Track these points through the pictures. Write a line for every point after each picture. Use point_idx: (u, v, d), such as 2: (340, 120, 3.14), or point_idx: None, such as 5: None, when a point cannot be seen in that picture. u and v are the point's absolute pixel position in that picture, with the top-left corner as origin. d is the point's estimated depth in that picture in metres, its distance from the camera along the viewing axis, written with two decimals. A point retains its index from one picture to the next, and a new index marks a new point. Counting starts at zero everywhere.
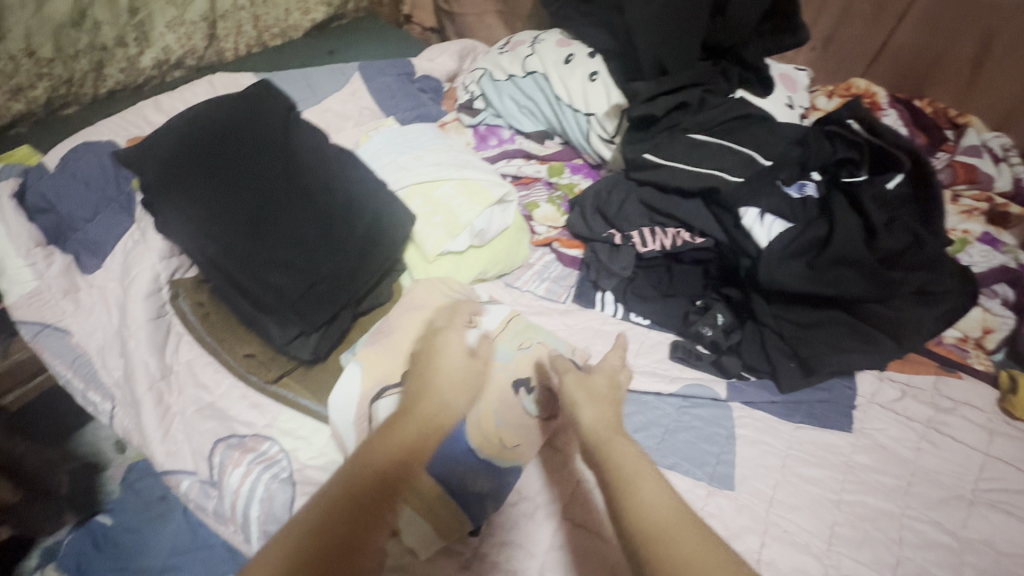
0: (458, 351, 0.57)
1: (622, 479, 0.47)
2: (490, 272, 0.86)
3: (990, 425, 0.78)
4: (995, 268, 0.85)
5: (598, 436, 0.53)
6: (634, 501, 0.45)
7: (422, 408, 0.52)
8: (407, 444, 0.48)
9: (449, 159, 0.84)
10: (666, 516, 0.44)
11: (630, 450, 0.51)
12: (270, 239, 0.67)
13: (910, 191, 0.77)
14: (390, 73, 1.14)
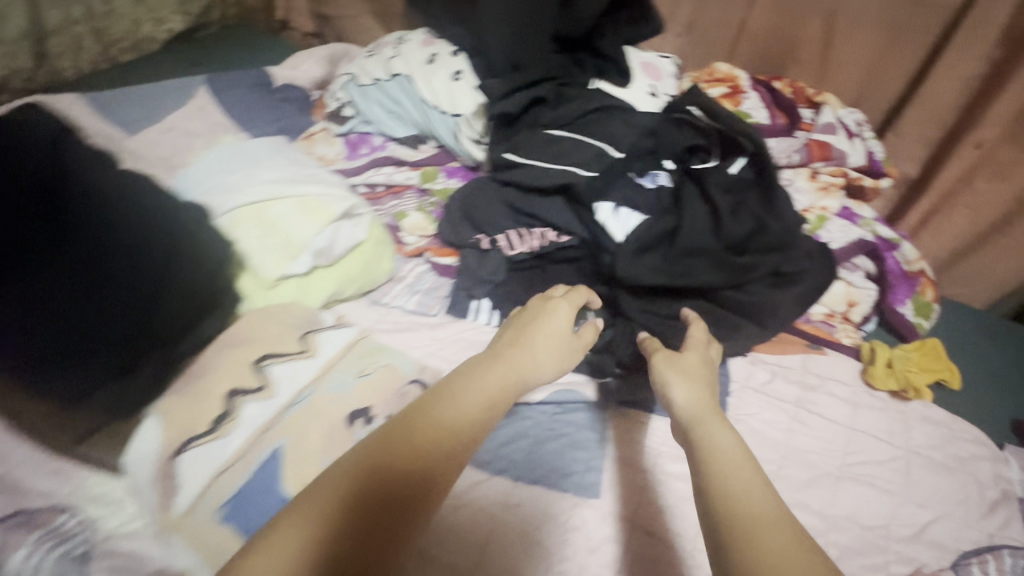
0: (559, 322, 0.64)
1: (714, 462, 0.49)
2: (348, 291, 0.81)
3: (854, 398, 0.79)
4: (851, 243, 0.88)
5: (697, 416, 0.56)
6: (720, 486, 0.47)
7: (503, 367, 0.58)
8: (477, 405, 0.53)
9: (284, 175, 0.77)
10: (750, 502, 0.45)
11: (727, 433, 0.53)
12: (77, 281, 0.60)
13: (754, 175, 0.79)
14: (245, 85, 1.06)
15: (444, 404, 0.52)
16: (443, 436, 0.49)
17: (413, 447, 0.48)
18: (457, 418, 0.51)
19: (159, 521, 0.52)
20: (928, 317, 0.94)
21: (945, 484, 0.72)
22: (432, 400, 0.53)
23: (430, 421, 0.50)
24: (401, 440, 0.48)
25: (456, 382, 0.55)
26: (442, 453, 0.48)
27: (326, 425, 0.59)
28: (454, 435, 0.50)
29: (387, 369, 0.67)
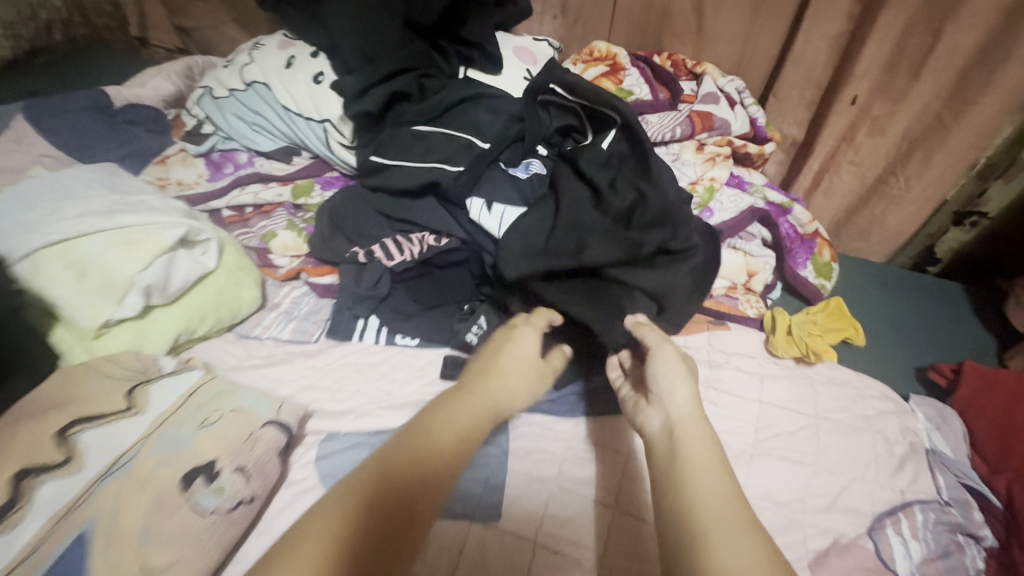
0: (528, 346, 0.63)
1: (687, 462, 0.49)
2: (201, 328, 0.71)
3: (762, 371, 0.77)
4: (742, 213, 0.86)
5: (677, 419, 0.54)
6: (683, 491, 0.47)
7: (477, 398, 0.56)
8: (461, 437, 0.52)
9: (102, 207, 0.67)
10: (714, 503, 0.46)
11: (703, 433, 0.52)
12: None
13: (628, 150, 0.75)
14: (77, 109, 0.93)
15: (428, 436, 0.51)
16: (431, 470, 0.48)
17: (401, 482, 0.47)
18: (444, 452, 0.50)
19: None
20: (830, 278, 0.93)
21: (855, 446, 0.70)
22: (414, 432, 0.51)
23: (417, 452, 0.49)
24: (390, 475, 0.47)
25: (437, 411, 0.54)
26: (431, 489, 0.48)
27: (152, 492, 0.49)
28: (440, 470, 0.49)
29: (237, 414, 0.57)
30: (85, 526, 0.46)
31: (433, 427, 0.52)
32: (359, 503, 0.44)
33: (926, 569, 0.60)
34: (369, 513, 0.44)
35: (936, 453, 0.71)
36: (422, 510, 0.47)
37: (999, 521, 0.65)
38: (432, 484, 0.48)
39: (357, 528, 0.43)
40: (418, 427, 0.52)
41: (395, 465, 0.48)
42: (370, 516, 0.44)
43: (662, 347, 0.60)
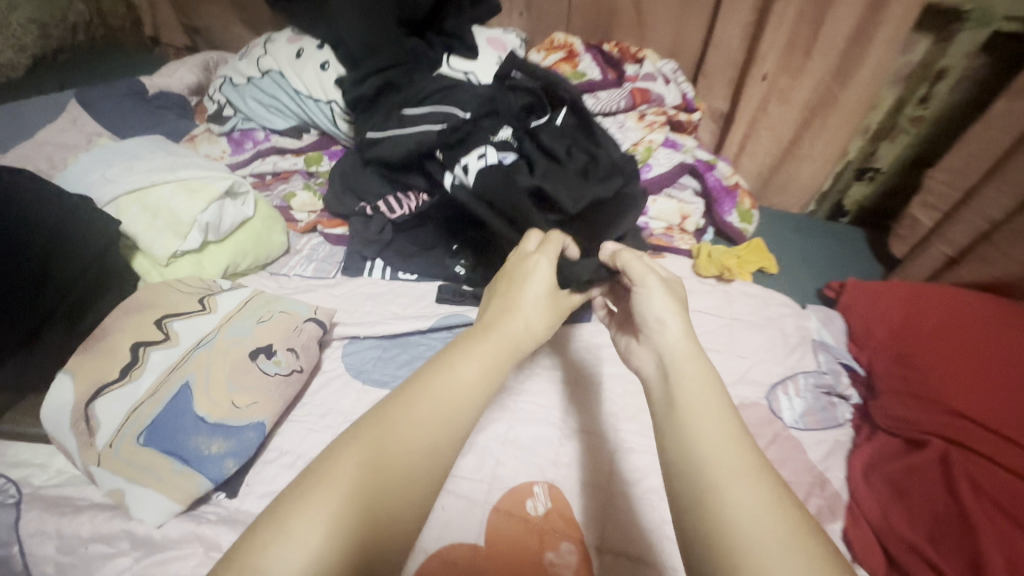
0: (542, 283, 0.64)
1: (691, 403, 0.47)
2: (243, 264, 0.88)
3: (690, 288, 0.97)
4: (674, 166, 1.07)
5: (673, 352, 0.53)
6: (684, 428, 0.46)
7: (499, 335, 0.59)
8: (478, 376, 0.54)
9: (163, 165, 0.84)
10: (722, 449, 0.44)
11: (698, 370, 0.51)
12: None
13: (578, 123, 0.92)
14: (118, 96, 1.10)
15: (446, 379, 0.53)
16: (454, 408, 0.51)
17: (425, 424, 0.49)
18: (460, 392, 0.52)
19: (82, 457, 0.59)
20: (751, 222, 1.12)
21: (759, 337, 0.91)
22: (436, 370, 0.53)
23: (442, 391, 0.52)
24: (416, 420, 0.49)
25: (460, 351, 0.56)
26: (444, 429, 0.50)
27: (230, 360, 0.67)
28: (461, 408, 0.52)
29: (285, 315, 0.75)
30: (186, 379, 0.64)
31: (453, 367, 0.54)
32: (373, 445, 0.46)
33: (806, 418, 0.81)
34: (378, 457, 0.46)
35: (821, 343, 0.91)
36: (436, 449, 0.49)
37: (864, 387, 0.86)
38: (448, 422, 0.50)
39: (366, 469, 0.45)
40: (438, 367, 0.54)
41: (409, 407, 0.49)
42: (379, 458, 0.46)
43: (646, 280, 0.58)
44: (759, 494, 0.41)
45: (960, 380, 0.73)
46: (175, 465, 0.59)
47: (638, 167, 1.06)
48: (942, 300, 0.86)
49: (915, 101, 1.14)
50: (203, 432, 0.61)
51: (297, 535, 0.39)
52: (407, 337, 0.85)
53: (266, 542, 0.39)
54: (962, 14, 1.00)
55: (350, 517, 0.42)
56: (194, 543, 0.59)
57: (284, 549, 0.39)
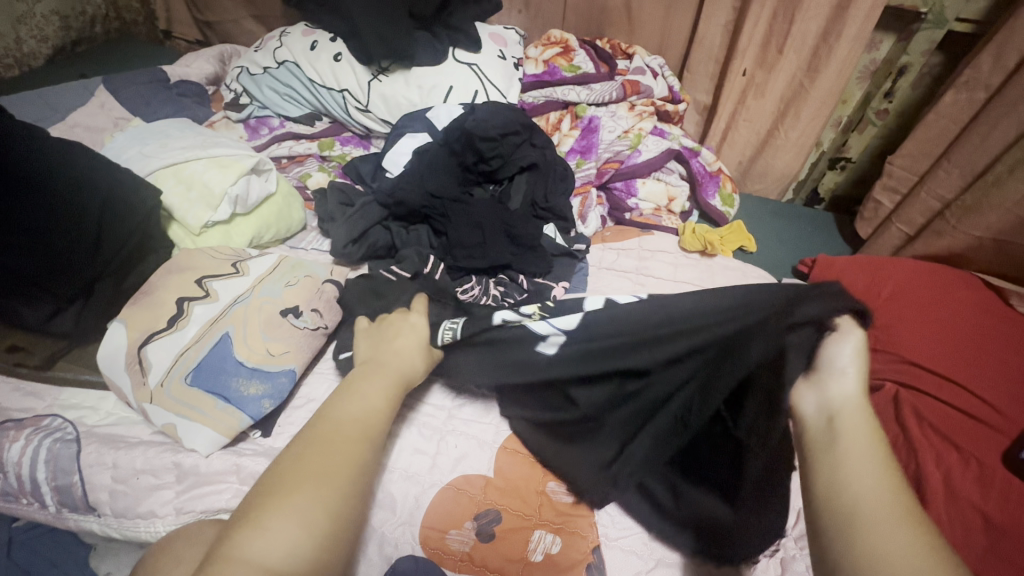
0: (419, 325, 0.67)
1: (852, 454, 0.46)
2: (266, 237, 0.95)
3: (676, 261, 1.06)
4: (661, 152, 1.18)
5: (840, 409, 0.51)
6: (839, 471, 0.46)
7: (386, 369, 0.59)
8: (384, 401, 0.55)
9: (194, 143, 0.92)
10: (874, 496, 0.43)
11: (863, 421, 0.49)
12: (59, 239, 0.70)
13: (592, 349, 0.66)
14: (141, 82, 1.17)
15: (350, 405, 0.52)
16: (363, 431, 0.51)
17: (353, 447, 0.49)
18: (373, 411, 0.53)
19: (136, 395, 0.67)
20: (732, 206, 1.21)
21: None
22: (341, 398, 0.54)
23: (351, 419, 0.51)
24: (334, 439, 0.49)
25: (351, 385, 0.56)
26: (367, 443, 0.50)
27: (261, 315, 0.74)
28: (371, 430, 0.51)
29: (309, 278, 0.80)
30: (225, 330, 0.71)
31: (357, 395, 0.54)
32: (317, 459, 0.47)
33: None
34: (319, 470, 0.46)
35: None
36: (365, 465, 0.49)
37: None
38: (370, 436, 0.51)
39: (317, 480, 0.46)
40: (347, 394, 0.54)
41: (334, 428, 0.50)
42: (324, 470, 0.46)
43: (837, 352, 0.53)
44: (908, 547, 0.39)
45: (911, 335, 0.84)
46: (219, 402, 0.66)
47: (629, 151, 1.16)
48: (898, 267, 0.98)
49: (880, 96, 1.24)
50: (243, 375, 0.69)
51: (268, 532, 0.42)
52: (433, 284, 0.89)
53: (240, 540, 0.42)
54: (920, 15, 1.11)
55: (316, 522, 0.43)
56: (234, 474, 0.64)
57: (258, 547, 0.41)
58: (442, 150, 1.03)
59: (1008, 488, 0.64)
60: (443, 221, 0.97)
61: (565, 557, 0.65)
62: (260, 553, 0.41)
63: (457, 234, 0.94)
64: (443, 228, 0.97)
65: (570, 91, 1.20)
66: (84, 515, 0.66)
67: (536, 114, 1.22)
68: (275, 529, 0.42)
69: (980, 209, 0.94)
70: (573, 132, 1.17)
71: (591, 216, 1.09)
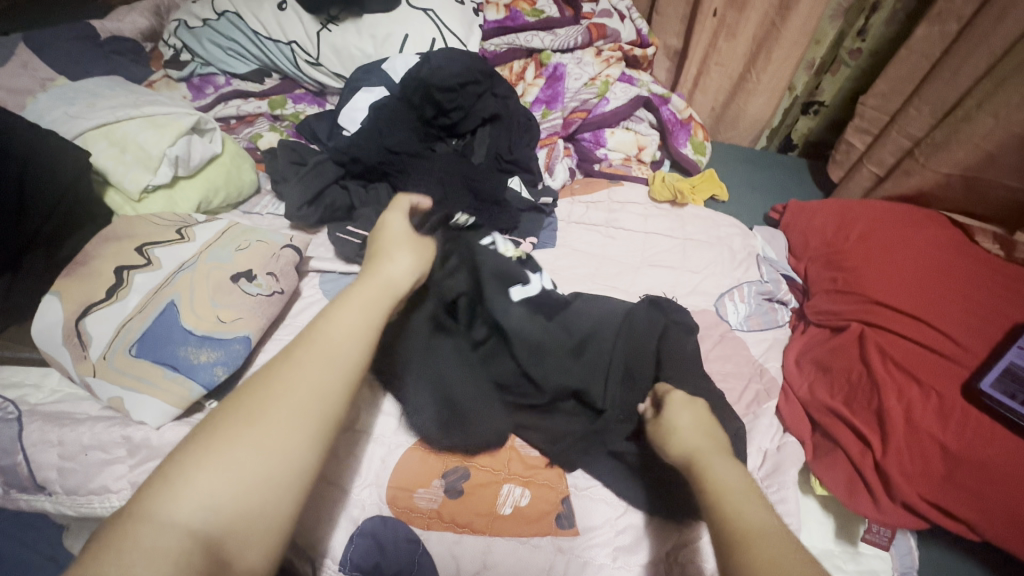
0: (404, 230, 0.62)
1: (725, 489, 0.45)
2: (216, 202, 0.89)
3: (646, 212, 1.04)
4: (630, 100, 1.13)
5: (700, 451, 0.50)
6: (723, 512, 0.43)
7: (372, 283, 0.53)
8: (366, 328, 0.47)
9: (127, 102, 0.85)
10: (755, 522, 0.41)
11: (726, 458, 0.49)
12: None
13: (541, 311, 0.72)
14: (67, 39, 1.07)
15: (320, 330, 0.46)
16: (333, 361, 0.44)
17: (313, 386, 0.42)
18: (343, 342, 0.45)
19: (78, 370, 0.63)
20: (704, 153, 1.18)
21: (711, 254, 0.99)
22: (317, 321, 0.47)
23: (318, 347, 0.44)
24: (290, 375, 0.42)
25: (332, 307, 0.49)
26: (333, 378, 0.43)
27: (209, 281, 0.70)
28: (343, 360, 0.44)
29: (261, 243, 0.77)
30: (171, 299, 0.67)
31: (337, 316, 0.47)
32: (269, 399, 0.40)
33: (750, 321, 0.89)
34: (266, 413, 0.40)
35: (765, 257, 1.00)
36: (332, 401, 0.42)
37: (800, 292, 0.95)
38: (339, 368, 0.44)
39: (260, 423, 0.39)
40: (319, 320, 0.47)
41: (294, 362, 0.43)
42: (271, 414, 0.40)
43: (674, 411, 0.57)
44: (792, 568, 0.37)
45: (878, 274, 0.84)
46: (167, 373, 0.63)
47: (597, 99, 1.11)
48: (868, 209, 0.98)
49: (853, 34, 1.21)
50: (192, 343, 0.65)
51: (193, 487, 0.36)
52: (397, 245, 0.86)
53: (164, 493, 0.36)
54: None
55: (256, 475, 0.37)
56: None
57: (184, 504, 0.35)
58: (400, 103, 0.97)
59: (965, 418, 0.65)
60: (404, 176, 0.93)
61: (534, 508, 0.64)
62: (184, 509, 0.35)
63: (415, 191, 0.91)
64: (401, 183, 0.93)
65: (533, 37, 1.14)
66: (34, 495, 0.63)
67: (499, 64, 1.16)
68: (201, 483, 0.36)
69: (948, 145, 0.92)
70: (538, 81, 1.11)
71: (558, 167, 1.05)
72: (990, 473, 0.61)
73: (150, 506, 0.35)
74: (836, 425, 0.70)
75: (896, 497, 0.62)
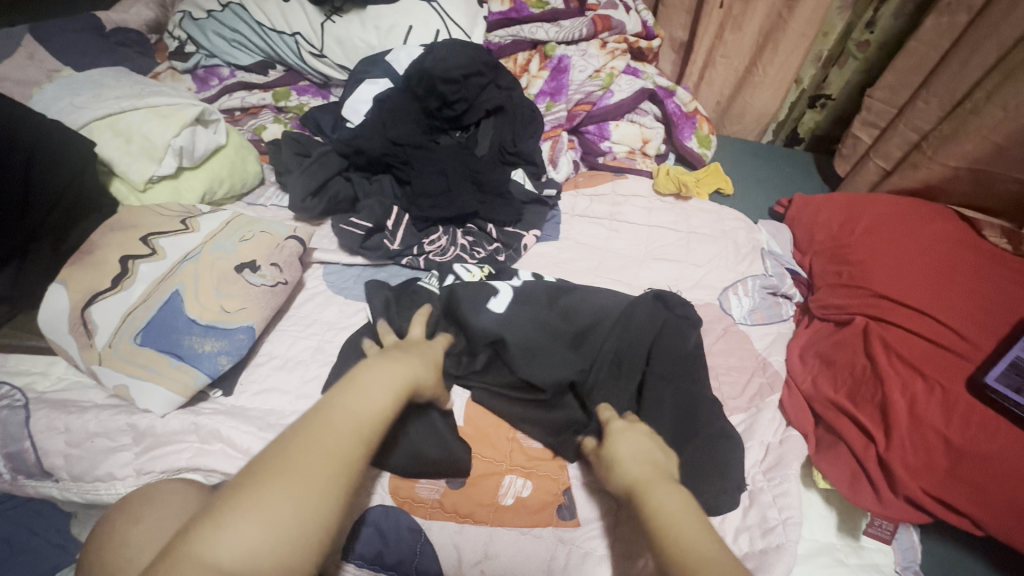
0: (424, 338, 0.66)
1: (668, 520, 0.46)
2: (220, 192, 0.90)
3: (651, 205, 1.04)
4: (635, 93, 1.12)
5: (643, 479, 0.52)
6: (668, 545, 0.44)
7: (402, 360, 0.55)
8: (396, 398, 0.50)
9: (131, 92, 0.85)
10: (700, 554, 0.42)
11: (671, 487, 0.50)
12: None
13: (537, 309, 0.75)
14: (73, 29, 1.08)
15: (359, 394, 0.48)
16: (370, 429, 0.46)
17: (354, 451, 0.44)
18: (379, 408, 0.48)
19: (84, 358, 0.63)
20: (709, 147, 1.18)
21: (715, 247, 0.99)
22: (353, 382, 0.49)
23: (361, 413, 0.46)
24: (335, 436, 0.44)
25: (367, 372, 0.51)
26: (369, 444, 0.45)
27: (213, 271, 0.70)
28: (378, 430, 0.46)
29: (265, 234, 0.77)
30: (176, 289, 0.68)
31: (373, 383, 0.50)
32: (314, 456, 0.42)
33: (753, 315, 0.90)
34: (310, 471, 0.41)
35: (769, 252, 1.00)
36: (365, 468, 0.44)
37: (805, 287, 0.95)
38: (374, 436, 0.46)
39: (307, 482, 0.40)
40: (354, 381, 0.49)
41: (338, 420, 0.45)
42: (316, 473, 0.41)
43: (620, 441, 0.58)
44: None
45: (883, 268, 0.84)
46: (173, 362, 0.63)
47: (601, 92, 1.10)
48: (874, 203, 0.97)
49: (861, 26, 1.20)
50: (197, 333, 0.65)
51: (237, 535, 0.37)
52: (404, 237, 0.87)
53: (205, 537, 0.37)
54: None
55: (294, 534, 0.39)
56: (194, 434, 0.63)
57: (225, 554, 0.37)
58: (404, 95, 0.98)
59: (969, 412, 0.65)
60: (407, 168, 0.93)
61: (535, 499, 0.65)
62: (223, 557, 0.36)
63: (419, 184, 0.90)
64: (405, 176, 0.93)
65: (538, 29, 1.13)
66: (41, 481, 0.64)
67: (504, 56, 1.14)
68: (242, 534, 0.37)
69: (957, 138, 0.91)
70: (542, 73, 1.10)
71: (562, 160, 1.05)
72: (993, 467, 0.60)
73: (190, 549, 0.36)
74: (839, 418, 0.70)
75: (899, 492, 0.62)
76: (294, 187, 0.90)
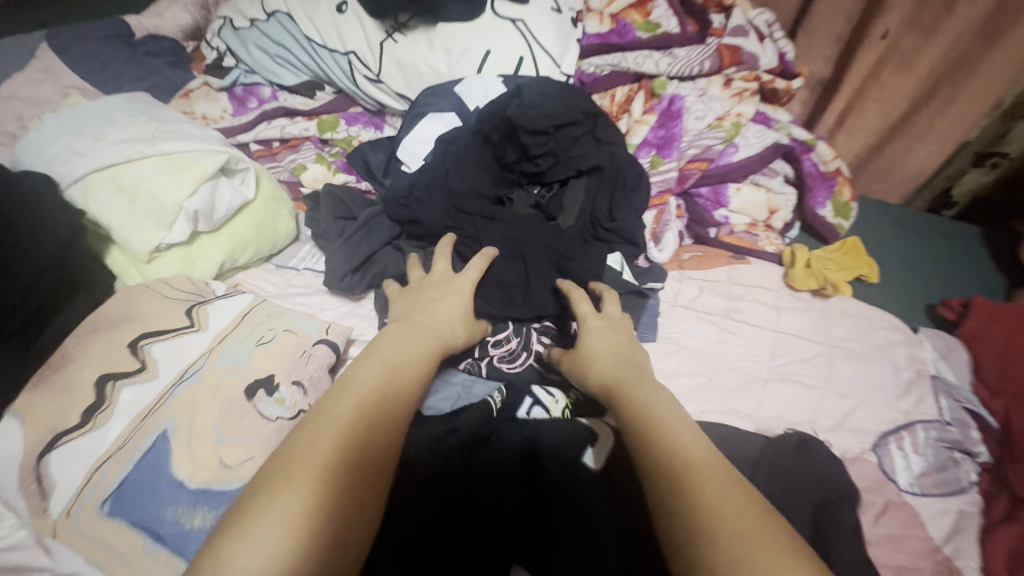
0: (457, 296, 0.61)
1: (652, 420, 0.45)
2: (245, 257, 0.73)
3: (779, 302, 0.81)
4: (766, 148, 0.88)
5: (621, 383, 0.51)
6: (648, 436, 0.43)
7: (418, 331, 0.54)
8: (411, 364, 0.49)
9: (143, 133, 0.68)
10: (684, 452, 0.41)
11: (660, 393, 0.49)
12: None
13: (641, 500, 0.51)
14: (98, 39, 0.93)
15: (365, 368, 0.47)
16: (387, 401, 0.44)
17: (367, 422, 0.42)
18: (392, 380, 0.46)
19: (33, 527, 0.46)
20: (847, 216, 0.92)
21: (868, 372, 0.74)
22: (363, 359, 0.49)
23: (374, 389, 0.45)
24: (348, 419, 0.42)
25: (378, 347, 0.50)
26: (382, 410, 0.43)
27: (216, 396, 0.53)
28: (397, 402, 0.45)
29: (290, 334, 0.59)
30: (165, 426, 0.51)
31: (385, 353, 0.49)
32: (318, 432, 0.40)
33: (923, 481, 0.65)
34: (317, 451, 0.39)
35: (940, 381, 0.74)
36: (382, 440, 0.42)
37: (997, 443, 0.69)
38: (387, 402, 0.44)
39: (317, 470, 0.38)
40: (364, 361, 0.48)
41: (343, 392, 0.44)
42: (325, 453, 0.39)
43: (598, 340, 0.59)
44: (735, 516, 0.36)
45: None
46: (149, 543, 0.46)
47: (722, 146, 0.87)
48: None
49: None
50: (184, 501, 0.48)
51: (257, 542, 0.34)
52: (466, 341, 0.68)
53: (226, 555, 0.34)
54: None
55: (312, 515, 0.36)
56: None
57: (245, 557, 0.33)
58: (474, 140, 0.77)
59: None
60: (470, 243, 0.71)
61: None
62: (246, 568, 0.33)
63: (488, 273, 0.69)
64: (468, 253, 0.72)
65: (645, 59, 0.90)
66: None
67: (598, 90, 0.91)
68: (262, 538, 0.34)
69: None
70: (648, 117, 0.87)
71: (667, 237, 0.82)
72: None
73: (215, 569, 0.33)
74: None
75: None
76: (332, 260, 0.71)
